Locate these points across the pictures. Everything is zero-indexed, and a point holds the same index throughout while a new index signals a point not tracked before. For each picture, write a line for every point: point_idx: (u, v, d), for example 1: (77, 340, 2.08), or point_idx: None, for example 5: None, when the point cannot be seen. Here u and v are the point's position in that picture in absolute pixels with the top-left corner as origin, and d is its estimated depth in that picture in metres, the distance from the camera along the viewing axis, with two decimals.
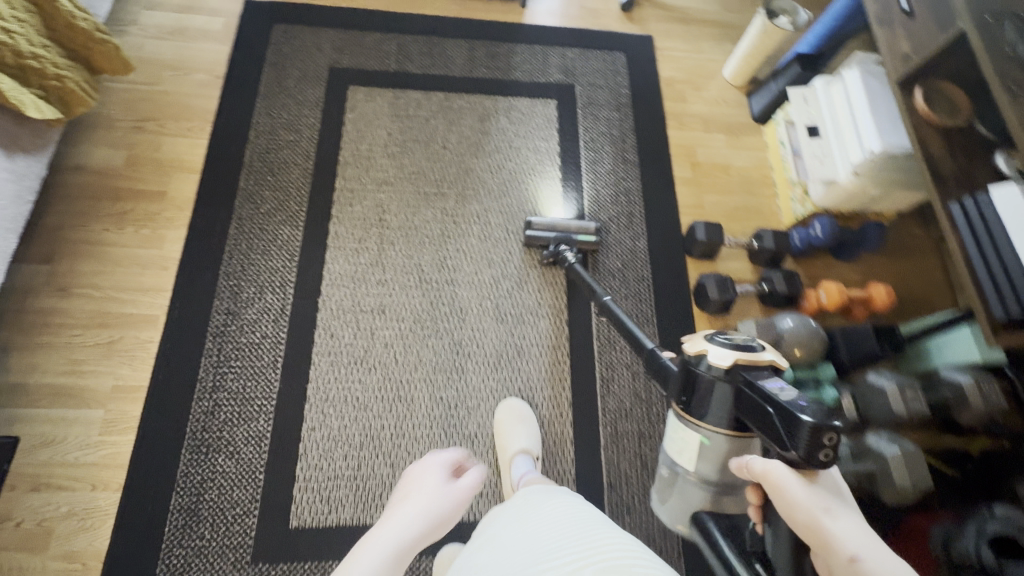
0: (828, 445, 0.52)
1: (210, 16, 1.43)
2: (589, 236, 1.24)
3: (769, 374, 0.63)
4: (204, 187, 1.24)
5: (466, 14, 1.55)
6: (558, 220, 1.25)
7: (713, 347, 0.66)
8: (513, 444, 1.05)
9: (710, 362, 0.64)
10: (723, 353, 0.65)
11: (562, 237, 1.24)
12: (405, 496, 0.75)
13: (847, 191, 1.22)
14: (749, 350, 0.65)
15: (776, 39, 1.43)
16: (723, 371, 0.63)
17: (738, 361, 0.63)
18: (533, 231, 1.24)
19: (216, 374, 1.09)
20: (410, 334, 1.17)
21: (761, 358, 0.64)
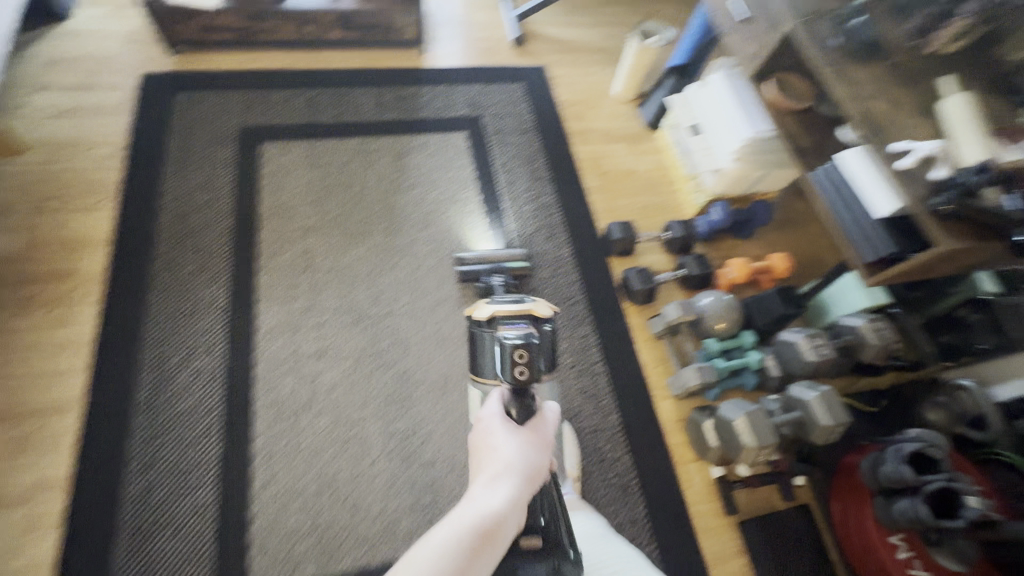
0: (518, 361, 0.85)
1: (106, 91, 1.42)
2: (518, 262, 1.26)
3: (520, 317, 1.00)
4: (116, 260, 1.20)
5: (369, 64, 1.63)
6: (485, 252, 1.26)
7: (491, 307, 1.01)
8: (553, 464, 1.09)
9: (484, 317, 1.00)
10: (494, 310, 1.00)
11: (495, 269, 1.24)
12: (477, 480, 0.80)
13: (733, 176, 1.38)
14: (514, 306, 1.01)
15: (650, 55, 1.60)
16: (492, 323, 1.00)
17: (497, 313, 1.00)
18: (465, 267, 1.24)
19: (149, 450, 1.04)
20: (353, 373, 1.17)
21: (521, 308, 1.01)
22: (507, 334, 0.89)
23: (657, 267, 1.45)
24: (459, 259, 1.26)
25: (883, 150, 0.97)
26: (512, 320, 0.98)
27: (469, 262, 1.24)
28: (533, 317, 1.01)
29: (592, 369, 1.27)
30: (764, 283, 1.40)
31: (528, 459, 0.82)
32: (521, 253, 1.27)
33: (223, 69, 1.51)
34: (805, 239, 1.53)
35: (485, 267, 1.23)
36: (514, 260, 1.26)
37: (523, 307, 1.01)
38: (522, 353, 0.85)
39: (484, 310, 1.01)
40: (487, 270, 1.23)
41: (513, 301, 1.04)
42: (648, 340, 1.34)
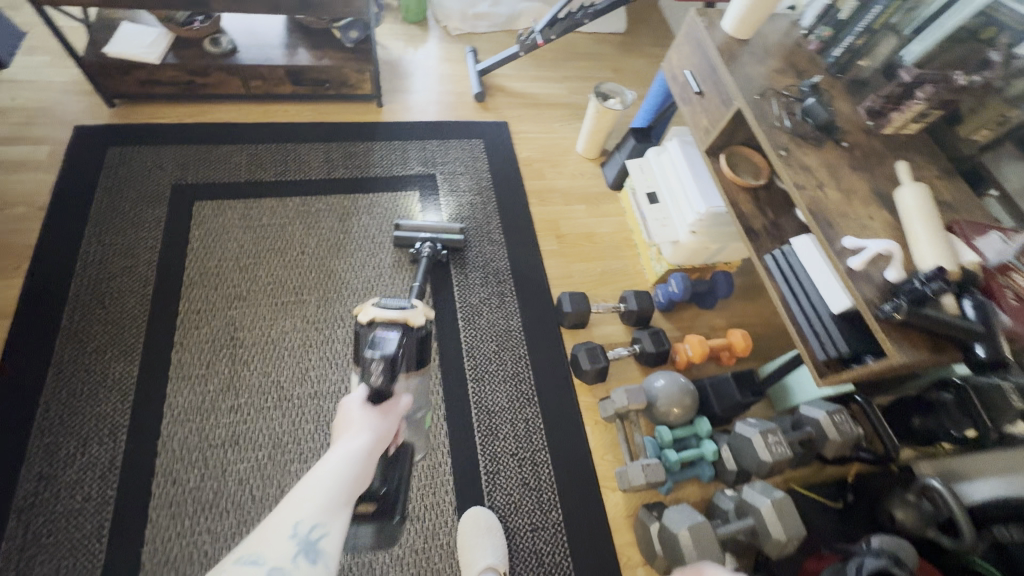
0: (373, 369, 0.78)
1: (35, 145, 1.35)
2: (453, 235, 1.36)
3: (395, 325, 0.90)
4: (17, 332, 1.11)
5: (321, 118, 1.57)
6: (423, 222, 1.35)
7: (373, 309, 0.91)
8: (478, 560, 0.99)
9: (364, 319, 0.91)
10: (375, 314, 0.91)
11: (430, 237, 1.34)
12: (337, 435, 0.73)
13: (691, 249, 1.32)
14: (394, 311, 0.91)
15: (611, 117, 1.56)
16: (370, 327, 0.90)
17: (375, 318, 0.90)
18: (399, 232, 1.34)
19: (21, 559, 0.92)
20: (268, 463, 1.06)
21: (400, 316, 0.91)
22: (376, 343, 0.82)
23: (614, 340, 1.36)
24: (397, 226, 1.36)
25: (834, 243, 0.91)
26: (385, 327, 0.88)
27: (405, 227, 1.34)
28: (410, 326, 0.92)
29: (535, 458, 1.18)
30: (723, 361, 1.32)
31: (388, 426, 0.76)
32: (458, 227, 1.37)
33: (164, 123, 1.45)
34: (772, 312, 1.46)
35: (420, 233, 1.33)
36: (450, 233, 1.36)
37: (401, 313, 0.92)
38: (383, 369, 0.78)
39: (367, 313, 0.91)
40: (422, 236, 1.32)
41: (396, 305, 0.94)
42: (598, 423, 1.24)
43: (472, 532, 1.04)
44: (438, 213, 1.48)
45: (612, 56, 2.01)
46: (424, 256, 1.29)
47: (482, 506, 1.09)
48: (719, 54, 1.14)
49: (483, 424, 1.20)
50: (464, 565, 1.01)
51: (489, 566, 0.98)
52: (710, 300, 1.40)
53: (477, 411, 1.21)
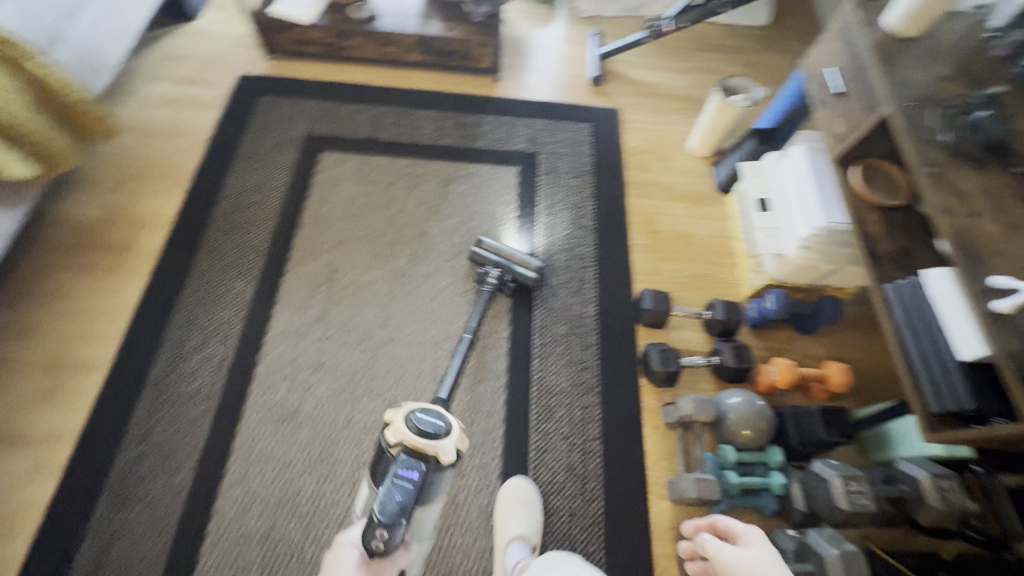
0: (378, 538, 0.72)
1: (207, 87, 1.58)
2: (526, 270, 1.27)
3: (423, 464, 0.80)
4: (171, 239, 1.32)
5: (440, 88, 1.65)
6: (504, 247, 1.29)
7: (404, 431, 0.82)
8: (508, 529, 1.02)
9: (391, 438, 0.82)
10: (404, 437, 0.82)
11: (503, 265, 1.27)
12: None
13: (797, 265, 1.21)
14: (424, 439, 0.81)
15: (732, 114, 1.46)
16: (395, 449, 0.82)
17: (405, 445, 0.81)
18: (479, 249, 1.30)
19: (147, 423, 1.11)
20: (344, 392, 1.18)
21: (429, 448, 0.81)
22: (389, 491, 0.76)
23: (692, 347, 1.29)
24: (479, 242, 1.32)
25: (977, 281, 0.78)
26: (408, 465, 0.79)
27: (485, 246, 1.29)
28: (436, 463, 0.81)
29: (586, 446, 1.17)
30: (812, 393, 1.20)
31: None
32: (534, 264, 1.27)
33: (308, 79, 1.62)
34: (884, 352, 1.29)
35: (496, 258, 1.28)
36: (526, 267, 1.28)
37: (433, 443, 0.81)
38: (386, 540, 0.72)
39: (397, 431, 0.82)
40: (497, 262, 1.27)
41: (432, 426, 0.83)
42: (658, 426, 1.20)
43: (508, 499, 1.06)
44: (524, 241, 1.41)
45: (746, 50, 1.86)
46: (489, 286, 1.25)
47: (525, 478, 1.11)
48: (873, 52, 1.01)
49: (541, 402, 1.21)
50: (496, 529, 1.04)
51: (518, 536, 1.01)
52: (809, 325, 1.27)
53: (537, 389, 1.22)
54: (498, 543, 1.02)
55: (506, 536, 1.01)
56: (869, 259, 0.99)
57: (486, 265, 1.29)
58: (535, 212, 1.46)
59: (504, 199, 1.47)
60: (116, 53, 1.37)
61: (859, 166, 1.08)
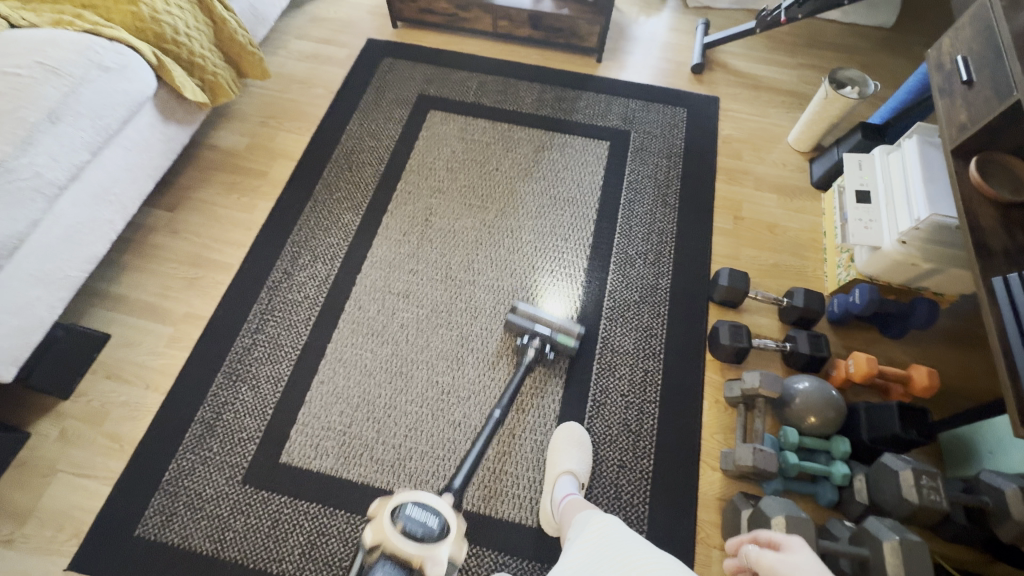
0: None
1: (340, 47, 1.78)
2: (569, 338, 1.20)
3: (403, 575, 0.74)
4: (296, 171, 1.50)
5: (544, 64, 1.74)
6: (542, 313, 1.22)
7: (387, 530, 0.76)
8: (561, 464, 1.08)
9: (370, 538, 0.77)
10: (385, 538, 0.76)
11: (543, 334, 1.20)
12: None
13: (893, 260, 1.16)
14: (410, 542, 0.75)
15: (840, 106, 1.41)
16: (373, 550, 0.76)
17: (385, 549, 0.75)
18: (514, 317, 1.23)
19: (261, 319, 1.29)
20: (425, 319, 1.29)
21: (414, 556, 0.75)
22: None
23: (764, 332, 1.28)
24: (512, 308, 1.25)
25: None
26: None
27: (521, 313, 1.22)
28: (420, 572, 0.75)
29: (643, 407, 1.20)
30: (892, 395, 1.15)
31: None
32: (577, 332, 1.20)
33: (426, 47, 1.77)
34: (980, 370, 1.21)
35: (535, 326, 1.21)
36: (567, 335, 1.21)
37: (420, 548, 0.75)
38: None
39: (379, 529, 0.76)
40: (535, 329, 1.20)
41: (421, 526, 0.78)
42: (718, 401, 1.21)
43: (559, 440, 1.13)
44: (565, 305, 1.32)
45: (864, 50, 1.78)
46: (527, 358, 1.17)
47: (579, 424, 1.16)
48: (1013, 37, 0.96)
49: (604, 360, 1.26)
50: (549, 464, 1.11)
51: (568, 471, 1.07)
52: (898, 327, 1.22)
53: (602, 347, 1.27)
54: (550, 476, 1.09)
55: (556, 470, 1.08)
56: (977, 251, 0.94)
57: (521, 333, 1.22)
58: (620, 185, 1.51)
59: (591, 170, 1.53)
60: (274, 9, 1.59)
61: (981, 159, 1.02)
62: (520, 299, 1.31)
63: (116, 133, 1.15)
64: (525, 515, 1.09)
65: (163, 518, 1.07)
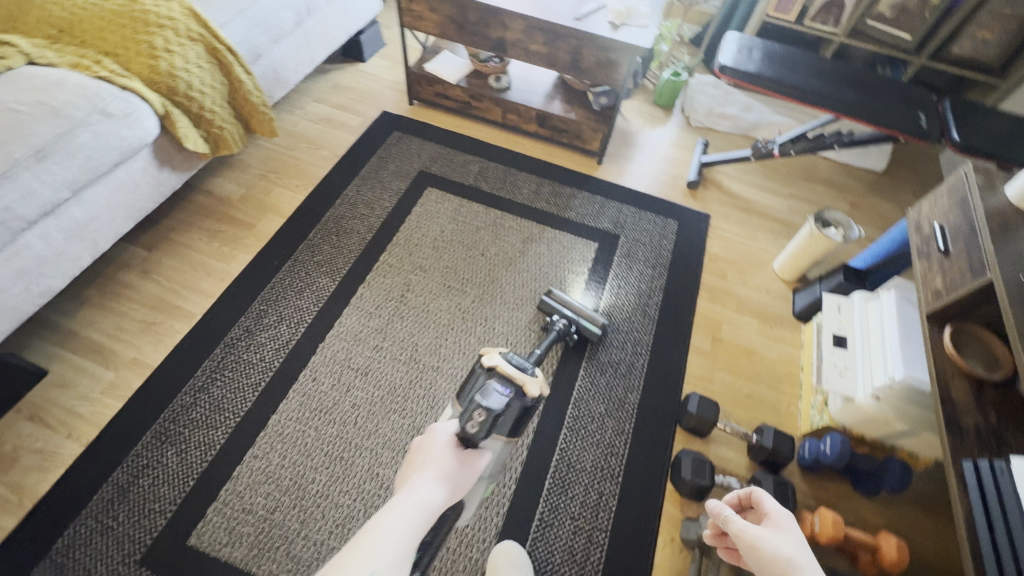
0: (475, 417, 0.75)
1: (354, 115, 1.85)
2: (592, 325, 1.32)
3: (514, 384, 0.82)
4: (283, 228, 1.51)
5: (546, 158, 1.81)
6: (574, 300, 1.36)
7: (498, 358, 0.85)
8: None
9: (485, 362, 0.85)
10: (497, 363, 0.84)
11: (570, 317, 1.33)
12: (414, 470, 0.70)
13: (866, 414, 1.12)
14: (516, 369, 0.84)
15: (823, 244, 1.43)
16: (487, 372, 0.84)
17: (499, 366, 0.84)
18: (547, 299, 1.37)
19: (208, 377, 1.23)
20: (379, 402, 1.23)
21: (519, 377, 0.83)
22: (486, 395, 0.79)
23: (730, 469, 1.21)
24: (546, 291, 1.40)
25: None
26: (502, 382, 0.81)
27: (554, 297, 1.36)
28: (524, 392, 0.82)
29: (593, 535, 1.11)
30: (860, 562, 1.06)
31: (454, 484, 0.70)
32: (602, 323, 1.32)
33: (435, 127, 1.84)
34: (955, 548, 1.13)
35: (564, 309, 1.34)
36: (592, 323, 1.33)
37: (521, 375, 0.83)
38: (482, 421, 0.75)
39: (492, 358, 0.85)
40: (564, 311, 1.33)
41: (520, 363, 0.87)
42: (673, 540, 1.12)
43: (504, 568, 1.01)
44: (592, 301, 1.47)
45: (855, 190, 1.85)
46: (554, 328, 1.29)
47: (518, 544, 1.07)
48: (987, 216, 0.98)
49: (558, 476, 1.18)
50: None
51: None
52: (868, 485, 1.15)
53: (558, 460, 1.19)
54: None
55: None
56: (949, 429, 0.90)
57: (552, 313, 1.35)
58: (602, 286, 1.50)
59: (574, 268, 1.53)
60: (297, 75, 1.67)
61: (955, 329, 1.02)
62: (553, 286, 1.47)
63: (104, 174, 1.16)
64: None
65: None
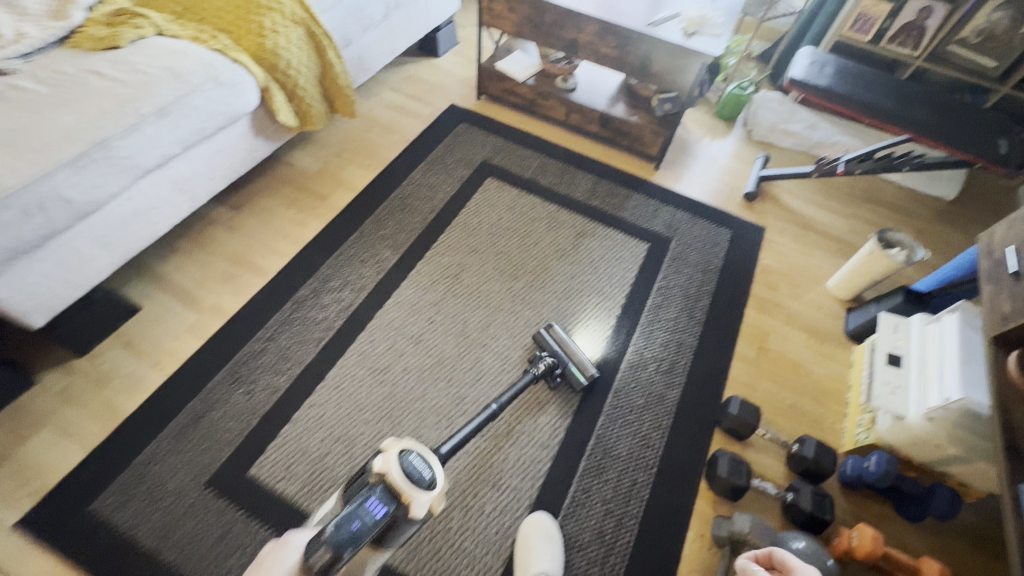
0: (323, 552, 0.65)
1: (426, 106, 1.95)
2: (580, 374, 1.24)
3: (391, 506, 0.70)
4: (353, 203, 1.61)
5: (603, 159, 1.85)
6: (570, 341, 1.28)
7: (390, 461, 0.72)
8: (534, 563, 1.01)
9: (376, 465, 0.72)
10: (387, 470, 0.71)
11: (560, 359, 1.26)
12: None
13: (917, 435, 1.10)
14: (406, 481, 0.71)
15: (884, 264, 1.40)
16: (375, 476, 0.72)
17: (387, 477, 0.71)
18: (545, 334, 1.30)
19: (277, 329, 1.33)
20: (428, 370, 1.30)
21: (405, 492, 0.70)
22: (349, 516, 0.67)
23: (767, 475, 1.21)
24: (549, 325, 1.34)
25: None
26: (379, 498, 0.70)
27: (553, 333, 1.30)
28: (404, 511, 0.70)
29: (622, 520, 1.13)
30: None
31: None
32: (590, 373, 1.24)
33: (500, 122, 1.92)
34: None
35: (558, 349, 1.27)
36: (580, 370, 1.25)
37: (411, 490, 0.70)
38: (332, 557, 0.64)
39: (385, 459, 0.72)
40: (556, 351, 1.27)
41: (423, 466, 0.74)
42: (703, 536, 1.13)
43: (535, 536, 1.06)
44: (590, 342, 1.39)
45: (921, 217, 1.80)
46: (535, 367, 1.22)
47: (550, 517, 1.11)
48: None
49: (593, 459, 1.21)
50: (520, 560, 1.03)
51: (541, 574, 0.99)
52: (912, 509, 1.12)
53: (594, 445, 1.22)
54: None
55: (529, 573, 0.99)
56: (1007, 451, 0.88)
57: (546, 350, 1.29)
58: (651, 285, 1.53)
59: (625, 265, 1.56)
60: (378, 63, 1.79)
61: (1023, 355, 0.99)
62: (554, 321, 1.42)
63: (209, 136, 1.28)
64: None
65: (121, 499, 1.07)
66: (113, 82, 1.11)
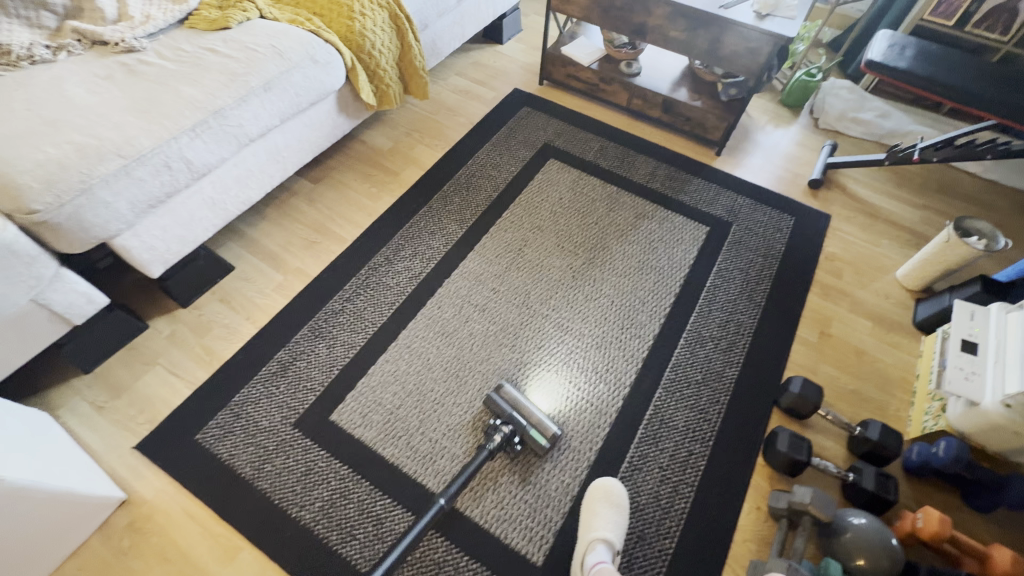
0: None
1: (490, 90, 2.02)
2: (541, 436, 1.13)
3: None
4: (422, 179, 1.70)
5: (664, 144, 1.87)
6: (524, 402, 1.16)
7: None
8: (597, 527, 1.05)
9: None
10: None
11: (517, 425, 1.14)
12: None
13: (992, 422, 1.08)
14: None
15: (960, 254, 1.36)
16: None
17: None
18: (495, 396, 1.18)
19: (354, 291, 1.44)
20: (493, 335, 1.37)
21: None
22: None
23: (827, 456, 1.21)
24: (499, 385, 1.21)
25: None
26: None
27: (503, 396, 1.17)
28: None
29: (678, 487, 1.17)
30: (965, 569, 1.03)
31: None
32: (552, 434, 1.13)
33: (562, 106, 1.97)
34: None
35: (512, 414, 1.14)
36: (541, 433, 1.14)
37: None
38: None
39: None
40: (512, 416, 1.14)
41: None
42: (760, 509, 1.15)
43: (601, 501, 1.10)
44: (550, 401, 1.27)
45: (1002, 210, 1.72)
46: (491, 442, 1.11)
47: (619, 483, 1.14)
48: None
49: (650, 427, 1.25)
50: (584, 523, 1.07)
51: (602, 539, 1.03)
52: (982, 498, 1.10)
53: (651, 415, 1.26)
54: (585, 538, 1.05)
55: (590, 534, 1.04)
56: None
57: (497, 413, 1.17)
58: (710, 266, 1.54)
59: (684, 246, 1.58)
60: (448, 48, 1.87)
61: None
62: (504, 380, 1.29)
63: (302, 111, 1.40)
64: (533, 550, 1.09)
65: (221, 432, 1.19)
66: (226, 59, 1.23)
